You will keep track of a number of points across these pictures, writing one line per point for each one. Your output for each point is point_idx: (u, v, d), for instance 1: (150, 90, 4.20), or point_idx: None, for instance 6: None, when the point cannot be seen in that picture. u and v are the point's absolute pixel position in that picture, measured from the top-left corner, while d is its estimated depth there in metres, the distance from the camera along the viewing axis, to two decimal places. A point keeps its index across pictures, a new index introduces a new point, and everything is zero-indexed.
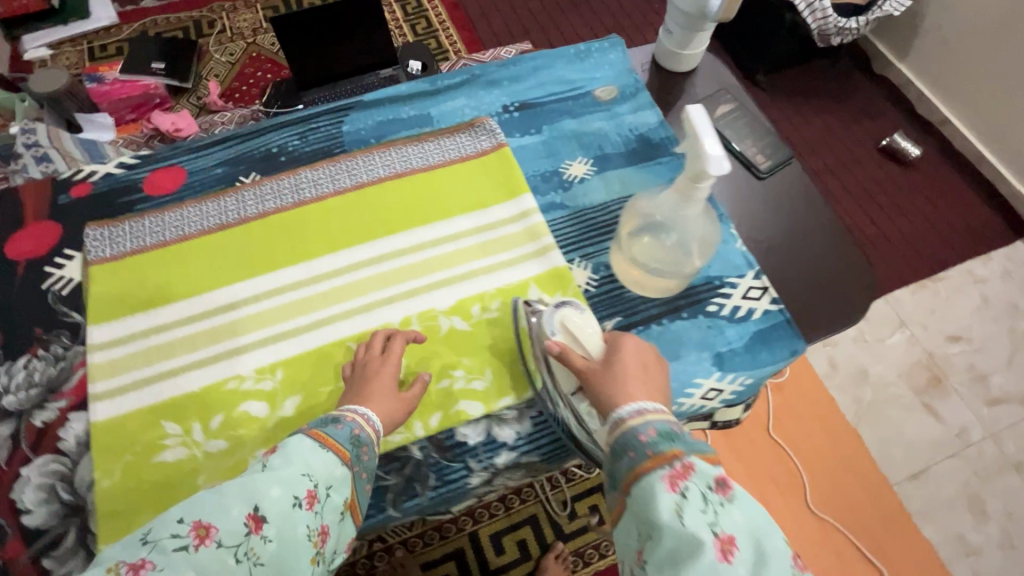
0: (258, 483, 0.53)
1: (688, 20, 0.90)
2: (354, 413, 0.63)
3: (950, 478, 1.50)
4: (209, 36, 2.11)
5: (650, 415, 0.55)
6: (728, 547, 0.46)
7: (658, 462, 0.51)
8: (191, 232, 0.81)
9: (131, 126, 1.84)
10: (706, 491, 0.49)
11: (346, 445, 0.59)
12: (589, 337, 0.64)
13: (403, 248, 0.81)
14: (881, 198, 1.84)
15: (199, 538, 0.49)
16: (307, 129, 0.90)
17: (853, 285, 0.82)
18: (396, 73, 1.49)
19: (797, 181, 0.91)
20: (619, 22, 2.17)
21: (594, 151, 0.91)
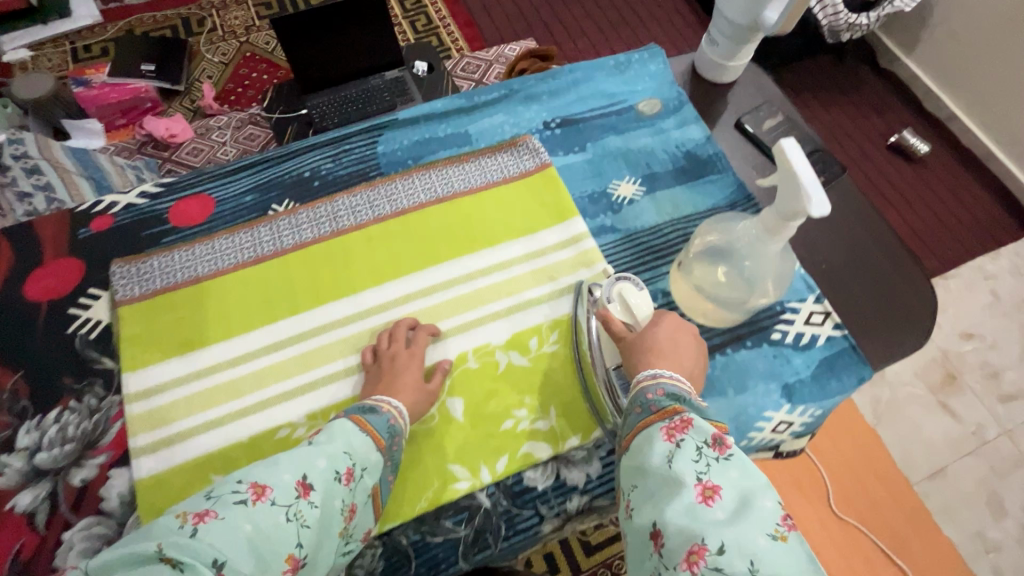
0: (307, 454, 0.55)
1: (736, 30, 0.86)
2: (387, 404, 0.64)
3: (968, 475, 1.45)
4: (200, 35, 2.01)
5: (662, 379, 0.58)
6: (711, 493, 0.47)
7: (660, 415, 0.55)
8: (226, 267, 0.76)
9: (123, 132, 1.75)
10: (702, 446, 0.51)
11: (383, 433, 0.61)
12: (641, 311, 0.66)
13: (452, 279, 0.77)
14: (891, 193, 1.81)
15: (256, 494, 0.51)
16: (340, 151, 0.85)
17: (908, 307, 0.81)
18: (402, 75, 1.45)
19: (847, 198, 0.88)
20: (625, 15, 2.11)
21: (642, 169, 0.87)
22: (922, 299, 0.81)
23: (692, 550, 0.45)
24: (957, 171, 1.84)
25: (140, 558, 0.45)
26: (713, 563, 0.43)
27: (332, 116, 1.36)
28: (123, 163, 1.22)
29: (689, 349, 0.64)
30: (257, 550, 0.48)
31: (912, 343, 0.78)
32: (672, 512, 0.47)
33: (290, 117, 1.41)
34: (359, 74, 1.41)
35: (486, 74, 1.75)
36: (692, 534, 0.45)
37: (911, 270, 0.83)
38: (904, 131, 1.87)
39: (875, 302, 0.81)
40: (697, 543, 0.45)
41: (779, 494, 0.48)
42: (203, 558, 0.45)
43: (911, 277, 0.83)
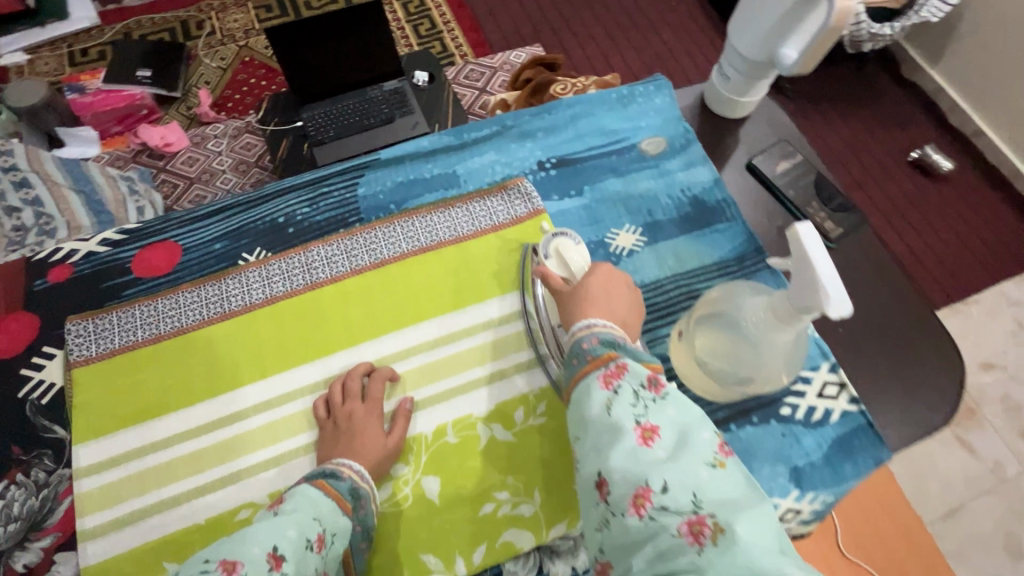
0: (273, 526, 0.50)
1: (749, 64, 0.78)
2: (348, 468, 0.59)
3: (985, 517, 1.31)
4: (198, 39, 1.89)
5: (596, 327, 0.56)
6: (650, 434, 0.47)
7: (596, 363, 0.52)
8: (190, 324, 0.70)
9: (117, 139, 1.64)
10: (638, 389, 0.50)
11: (347, 497, 0.57)
12: (577, 264, 0.67)
13: (432, 340, 0.71)
14: (913, 213, 1.61)
15: (225, 571, 0.46)
16: (318, 194, 0.80)
17: (932, 379, 0.73)
18: (401, 86, 1.34)
19: (867, 251, 0.80)
20: (650, 15, 1.95)
21: (643, 218, 0.80)
22: (949, 370, 0.73)
23: (638, 492, 0.44)
24: (986, 191, 1.63)
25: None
26: (658, 502, 0.43)
27: (328, 129, 1.29)
28: (117, 173, 1.12)
29: (623, 299, 0.60)
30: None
31: (935, 419, 0.71)
32: (616, 457, 0.46)
33: (286, 128, 1.31)
34: (356, 84, 1.32)
35: (490, 83, 1.67)
36: (637, 478, 0.44)
37: (938, 332, 0.76)
38: (926, 146, 1.66)
39: (894, 371, 0.73)
40: (642, 486, 0.44)
41: (713, 424, 0.48)
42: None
43: (940, 344, 0.75)
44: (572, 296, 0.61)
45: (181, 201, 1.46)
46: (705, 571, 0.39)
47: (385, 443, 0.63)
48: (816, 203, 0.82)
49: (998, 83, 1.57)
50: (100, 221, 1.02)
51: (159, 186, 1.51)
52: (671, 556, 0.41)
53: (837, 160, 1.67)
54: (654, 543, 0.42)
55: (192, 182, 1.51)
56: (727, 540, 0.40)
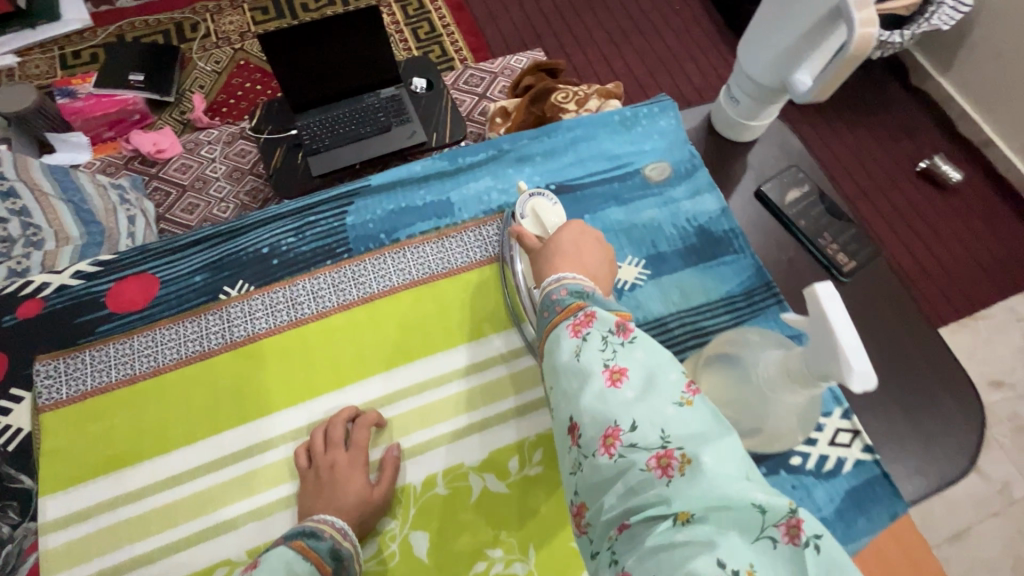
0: None
1: (759, 89, 0.74)
2: (330, 526, 0.55)
3: (992, 539, 1.21)
4: (192, 41, 1.75)
5: (566, 280, 0.55)
6: (618, 376, 0.47)
7: (565, 314, 0.52)
8: (167, 363, 0.67)
9: (108, 146, 1.53)
10: (607, 336, 0.49)
11: (327, 559, 0.53)
12: (552, 224, 0.69)
13: (422, 382, 0.67)
14: (921, 225, 1.49)
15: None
16: (304, 223, 0.76)
17: (948, 426, 0.69)
18: (399, 93, 1.30)
19: (882, 284, 0.76)
20: (661, 19, 1.87)
21: (647, 248, 0.76)
22: (966, 417, 0.69)
23: (608, 433, 0.44)
24: (996, 203, 1.51)
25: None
26: (628, 442, 0.43)
27: (323, 137, 1.24)
28: (109, 182, 1.03)
29: (591, 254, 0.61)
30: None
31: (951, 469, 0.67)
32: (585, 401, 0.46)
33: (280, 136, 1.25)
34: (353, 90, 1.27)
35: (491, 87, 1.59)
36: (605, 419, 0.45)
37: (957, 371, 0.72)
38: (936, 155, 1.54)
39: (908, 418, 0.69)
40: (610, 426, 0.44)
41: (682, 367, 0.48)
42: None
43: (959, 389, 0.71)
44: (543, 254, 0.61)
45: (172, 211, 1.33)
46: (672, 500, 0.39)
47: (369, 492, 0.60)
48: (828, 234, 0.78)
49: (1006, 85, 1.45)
50: (89, 232, 0.96)
51: (150, 194, 1.36)
52: (640, 490, 0.41)
53: (842, 173, 1.55)
54: (623, 479, 0.42)
55: (185, 190, 1.37)
56: (693, 470, 0.40)
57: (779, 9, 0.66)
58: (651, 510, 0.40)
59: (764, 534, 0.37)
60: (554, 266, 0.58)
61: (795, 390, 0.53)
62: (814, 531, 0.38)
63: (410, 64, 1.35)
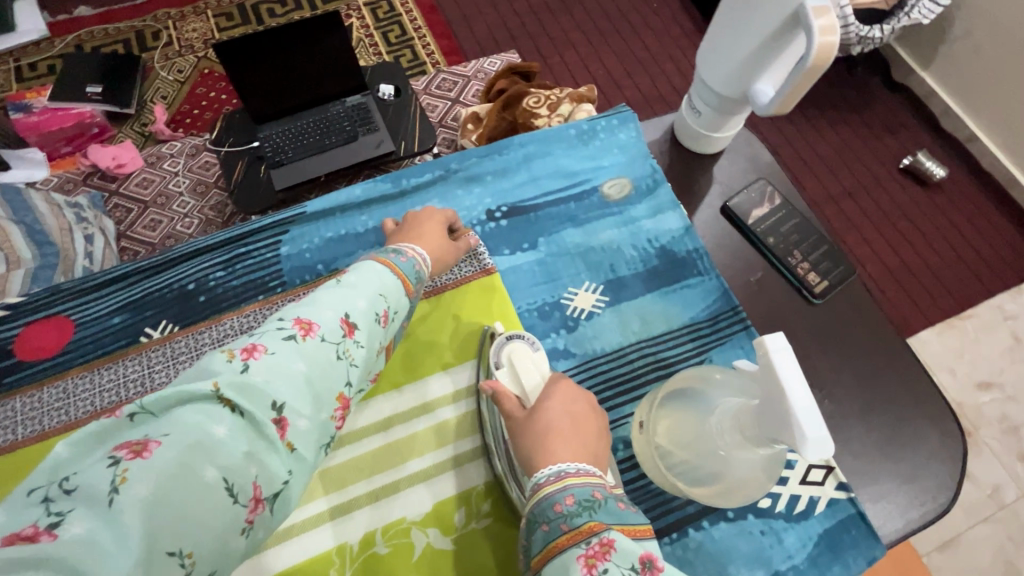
0: (342, 293, 0.48)
1: (722, 100, 0.69)
2: (411, 250, 0.58)
3: (984, 546, 1.16)
4: (154, 51, 1.58)
5: (570, 479, 0.45)
6: None
7: (574, 538, 0.41)
8: (74, 417, 0.60)
9: (67, 161, 1.38)
10: (630, 574, 0.39)
11: (410, 277, 0.55)
12: (533, 382, 0.58)
13: (360, 430, 0.62)
14: (904, 224, 1.45)
15: (302, 330, 0.44)
16: (235, 257, 0.70)
17: (928, 460, 0.64)
18: (364, 101, 1.21)
19: (859, 306, 0.72)
20: (644, 18, 1.81)
21: (605, 274, 0.71)
22: (947, 449, 0.65)
23: None
24: (980, 200, 1.47)
25: (194, 396, 0.37)
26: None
27: (286, 149, 1.16)
28: (61, 201, 1.01)
29: (588, 430, 0.51)
30: (311, 388, 0.42)
31: (933, 505, 0.62)
32: None
33: (240, 149, 1.17)
34: (316, 100, 1.19)
35: (464, 92, 1.53)
36: None
37: (936, 396, 0.68)
38: (919, 152, 1.50)
39: (887, 451, 0.65)
40: None
41: None
42: (262, 401, 0.38)
43: (939, 418, 0.67)
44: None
45: (134, 228, 1.26)
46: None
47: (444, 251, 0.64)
48: (797, 252, 0.73)
49: (989, 80, 1.40)
50: (42, 253, 0.91)
51: (111, 212, 1.27)
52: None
53: (823, 172, 1.50)
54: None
55: (147, 206, 1.28)
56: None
57: (738, 14, 0.60)
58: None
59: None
60: (548, 450, 0.47)
61: (752, 447, 0.48)
62: None
63: (377, 70, 1.27)
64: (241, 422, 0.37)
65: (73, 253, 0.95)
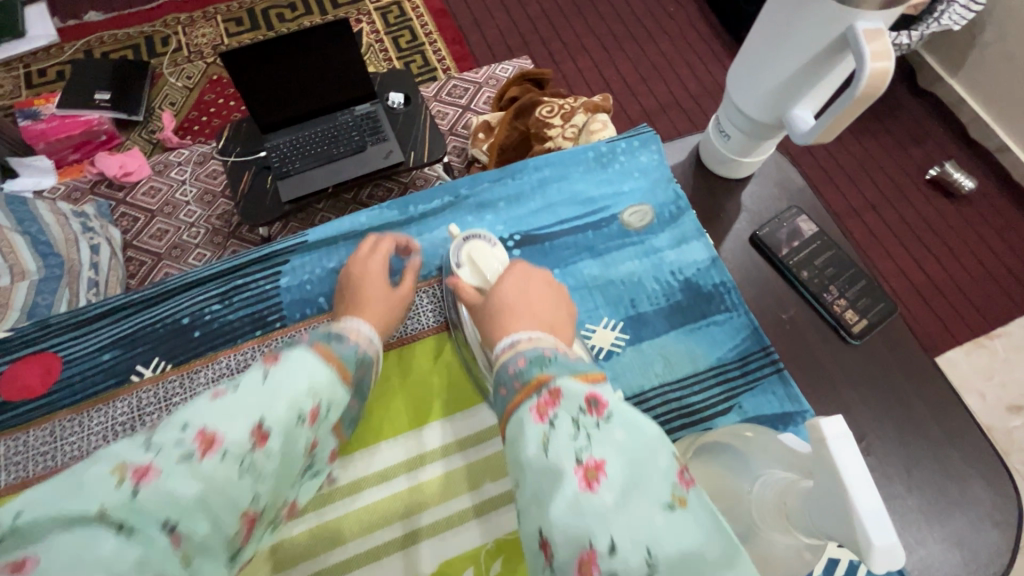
0: (261, 390, 0.40)
1: (753, 125, 0.64)
2: (355, 331, 0.54)
3: None
4: (163, 56, 1.55)
5: (523, 344, 0.44)
6: (594, 474, 0.33)
7: (526, 392, 0.39)
8: (63, 463, 0.57)
9: (75, 169, 1.34)
10: (577, 416, 0.36)
11: (350, 365, 0.49)
12: (492, 270, 0.59)
13: (359, 481, 0.58)
14: (932, 239, 1.38)
15: (203, 445, 0.36)
16: (232, 288, 0.66)
17: (977, 518, 0.59)
18: (373, 111, 1.17)
19: (899, 343, 0.66)
20: (663, 22, 1.75)
21: (625, 309, 0.67)
22: (993, 504, 0.60)
23: (582, 556, 0.31)
24: (1013, 214, 1.40)
25: (72, 518, 0.32)
26: (607, 568, 0.30)
27: (294, 159, 1.12)
28: (66, 210, 0.99)
29: (542, 302, 0.50)
30: (207, 505, 0.36)
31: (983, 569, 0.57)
32: (555, 510, 0.32)
33: (248, 159, 1.13)
34: (323, 109, 1.15)
35: (476, 99, 1.49)
36: (579, 535, 0.31)
37: (985, 446, 0.62)
38: (947, 163, 1.43)
39: (927, 503, 0.60)
40: (586, 547, 0.31)
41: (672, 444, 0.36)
42: (153, 519, 0.33)
43: (989, 471, 0.61)
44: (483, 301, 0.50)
45: (141, 237, 1.23)
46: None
47: (391, 307, 0.61)
48: (834, 286, 0.68)
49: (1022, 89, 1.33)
50: (47, 264, 0.88)
51: (118, 221, 1.24)
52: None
53: (847, 185, 1.44)
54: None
55: (154, 215, 1.25)
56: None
57: (772, 39, 0.55)
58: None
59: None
60: (504, 325, 0.47)
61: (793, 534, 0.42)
62: None
63: (386, 77, 1.22)
64: (128, 541, 0.32)
65: (79, 264, 0.93)
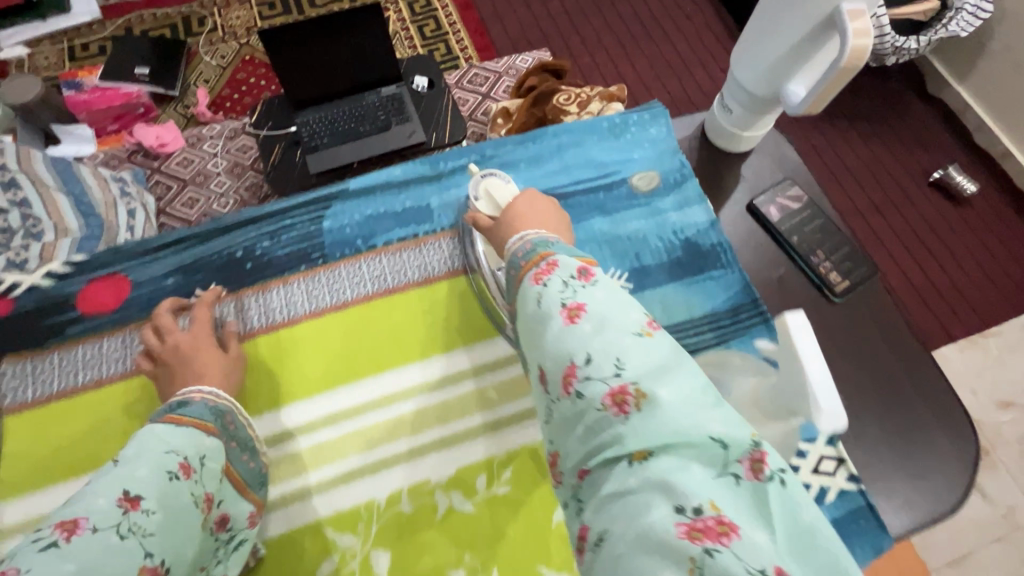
0: (113, 474, 0.44)
1: (754, 99, 0.70)
2: (198, 393, 0.56)
3: (996, 565, 1.14)
4: (199, 36, 1.63)
5: (529, 236, 0.53)
6: (576, 312, 0.43)
7: (529, 266, 0.48)
8: (135, 368, 0.65)
9: (114, 138, 1.42)
10: (568, 279, 0.45)
11: (203, 418, 0.53)
12: (505, 199, 0.66)
13: (392, 394, 0.66)
14: (931, 240, 1.44)
15: (66, 532, 0.39)
16: (281, 227, 0.74)
17: (940, 463, 0.66)
18: (398, 92, 1.25)
19: (880, 306, 0.73)
20: (678, 22, 1.82)
21: (630, 262, 0.74)
22: (957, 458, 0.66)
23: (565, 372, 0.41)
24: (1012, 218, 1.46)
25: None
26: (583, 376, 0.40)
27: (323, 135, 1.20)
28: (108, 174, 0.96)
29: (549, 217, 0.59)
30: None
31: (945, 507, 0.64)
32: (547, 344, 0.42)
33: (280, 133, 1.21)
34: (354, 88, 1.23)
35: (495, 87, 1.56)
36: (563, 356, 0.41)
37: (954, 403, 0.69)
38: (950, 166, 1.49)
39: (896, 450, 0.66)
40: (568, 364, 0.41)
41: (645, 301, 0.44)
42: None
43: (955, 424, 0.68)
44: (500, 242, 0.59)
45: (173, 205, 1.29)
46: (626, 440, 0.36)
47: (227, 367, 0.63)
48: (820, 251, 0.75)
49: None
50: (88, 224, 0.86)
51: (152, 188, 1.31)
52: (596, 431, 0.38)
53: (849, 183, 1.50)
54: (582, 420, 0.39)
55: (186, 184, 1.31)
56: (650, 406, 0.37)
57: (773, 19, 0.62)
58: (607, 452, 0.37)
59: (729, 470, 0.35)
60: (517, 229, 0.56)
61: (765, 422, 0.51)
62: (779, 464, 0.35)
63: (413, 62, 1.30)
64: None
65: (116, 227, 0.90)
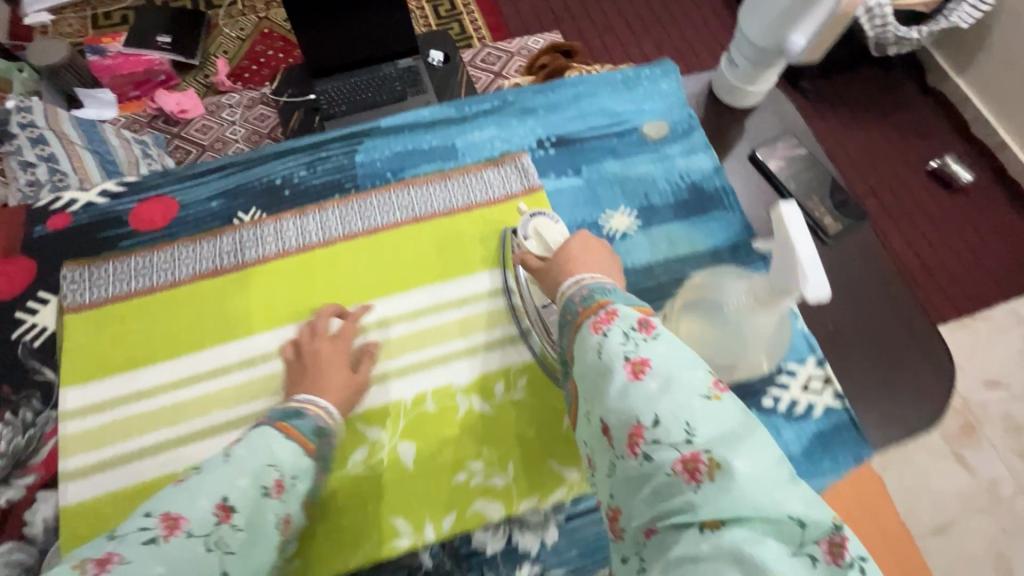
0: (219, 475, 0.47)
1: (759, 52, 0.76)
2: (313, 405, 0.56)
3: (975, 533, 1.18)
4: (219, 8, 1.68)
5: (586, 279, 0.53)
6: (640, 367, 0.43)
7: (587, 313, 0.49)
8: (181, 278, 0.71)
9: (134, 104, 1.47)
10: (629, 330, 0.46)
11: (311, 436, 0.54)
12: (555, 241, 0.66)
13: (420, 308, 0.72)
14: (923, 222, 1.50)
15: (166, 529, 0.42)
16: (317, 158, 0.80)
17: (922, 402, 0.71)
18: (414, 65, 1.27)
19: (869, 260, 0.79)
20: (685, 10, 1.87)
21: (639, 201, 0.80)
22: (937, 400, 0.71)
23: (631, 433, 0.41)
24: (1004, 206, 1.51)
25: None
26: (651, 439, 0.40)
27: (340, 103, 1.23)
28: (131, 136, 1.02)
29: (603, 258, 0.59)
30: None
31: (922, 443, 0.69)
32: (610, 400, 0.43)
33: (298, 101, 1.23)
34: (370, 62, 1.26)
35: (507, 66, 1.62)
36: (628, 416, 0.41)
37: (938, 349, 0.74)
38: (947, 156, 1.55)
39: (880, 389, 0.71)
40: (633, 424, 0.41)
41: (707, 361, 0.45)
42: None
43: (937, 369, 0.73)
44: (553, 263, 0.59)
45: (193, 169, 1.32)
46: (698, 507, 0.36)
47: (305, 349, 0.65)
48: (815, 198, 0.81)
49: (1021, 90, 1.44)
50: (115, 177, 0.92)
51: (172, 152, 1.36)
52: (664, 496, 0.38)
53: (846, 163, 1.56)
54: (649, 482, 0.39)
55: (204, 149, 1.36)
56: (724, 477, 0.36)
57: None
58: (677, 518, 0.37)
59: (804, 550, 0.34)
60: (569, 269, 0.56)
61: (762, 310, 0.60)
62: (860, 551, 0.34)
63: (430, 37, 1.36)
64: None
65: None
